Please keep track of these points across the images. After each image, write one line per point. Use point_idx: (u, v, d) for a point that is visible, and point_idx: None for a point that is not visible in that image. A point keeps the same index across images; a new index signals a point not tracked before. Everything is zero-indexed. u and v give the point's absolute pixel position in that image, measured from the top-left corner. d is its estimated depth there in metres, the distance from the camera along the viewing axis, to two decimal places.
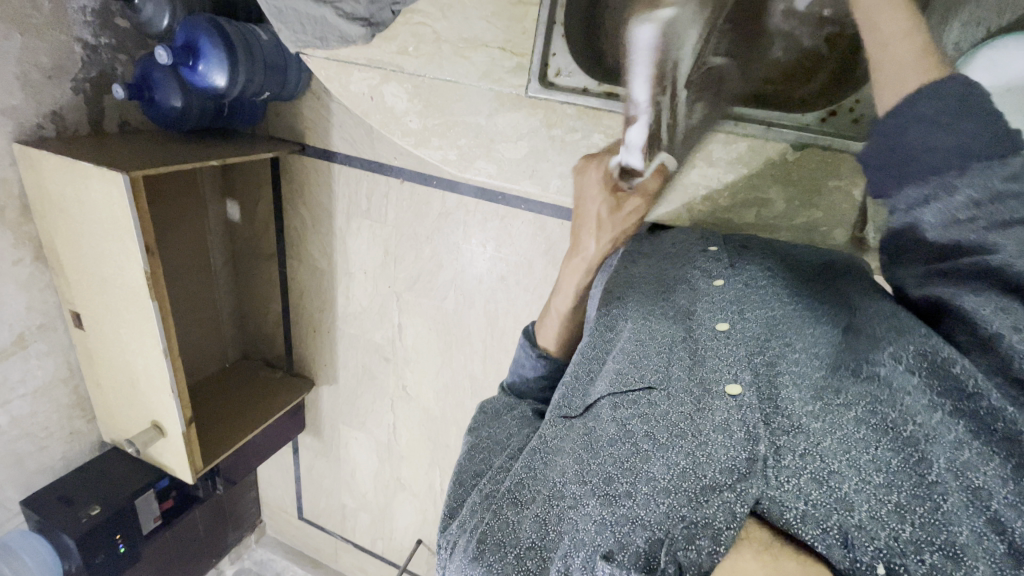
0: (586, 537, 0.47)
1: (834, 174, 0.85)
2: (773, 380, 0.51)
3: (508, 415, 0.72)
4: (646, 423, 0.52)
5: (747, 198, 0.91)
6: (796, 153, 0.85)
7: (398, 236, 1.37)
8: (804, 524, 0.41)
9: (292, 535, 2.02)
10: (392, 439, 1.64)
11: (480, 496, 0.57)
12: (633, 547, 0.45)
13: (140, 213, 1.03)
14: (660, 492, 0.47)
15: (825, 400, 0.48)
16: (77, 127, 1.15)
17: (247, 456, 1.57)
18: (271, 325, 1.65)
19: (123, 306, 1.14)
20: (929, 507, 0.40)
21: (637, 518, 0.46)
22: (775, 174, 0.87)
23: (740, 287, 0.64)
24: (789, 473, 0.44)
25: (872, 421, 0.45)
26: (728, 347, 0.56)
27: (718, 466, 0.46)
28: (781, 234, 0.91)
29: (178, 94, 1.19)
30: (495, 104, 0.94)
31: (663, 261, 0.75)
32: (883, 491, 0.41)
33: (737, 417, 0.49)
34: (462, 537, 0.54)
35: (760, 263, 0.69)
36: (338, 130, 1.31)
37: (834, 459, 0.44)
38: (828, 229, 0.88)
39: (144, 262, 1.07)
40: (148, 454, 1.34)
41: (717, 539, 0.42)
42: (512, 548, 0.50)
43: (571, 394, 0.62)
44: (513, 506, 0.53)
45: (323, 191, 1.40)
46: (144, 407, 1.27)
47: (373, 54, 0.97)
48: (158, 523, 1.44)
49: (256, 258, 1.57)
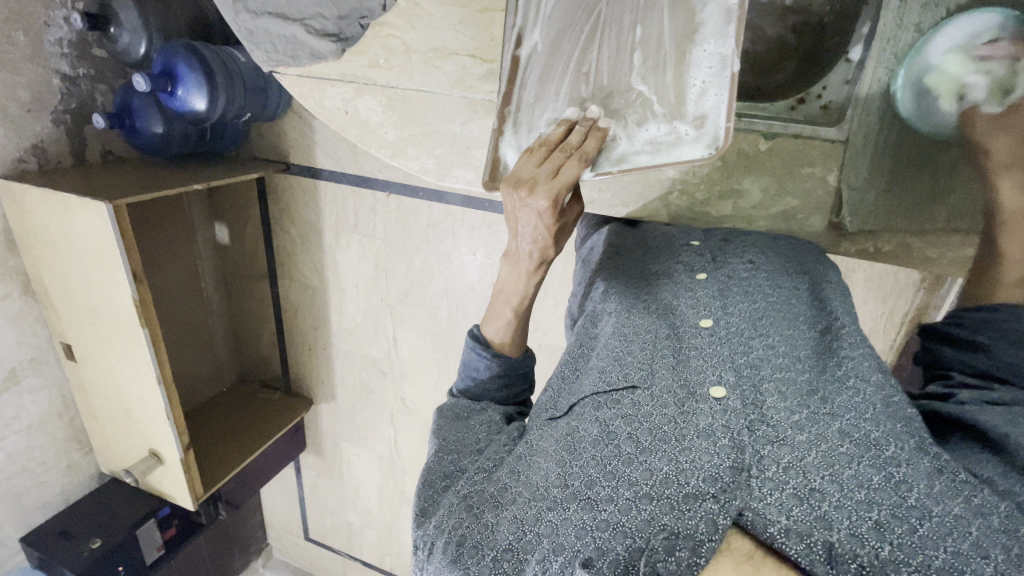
0: (565, 542, 0.46)
1: (809, 161, 0.84)
2: (758, 386, 0.51)
3: (476, 418, 0.65)
4: (629, 425, 0.52)
5: (722, 190, 0.89)
6: (767, 143, 0.85)
7: (388, 249, 1.37)
8: (789, 538, 0.40)
9: (299, 556, 2.00)
10: (394, 453, 1.63)
11: (457, 499, 0.53)
12: (613, 554, 0.43)
13: (126, 241, 1.03)
14: (644, 498, 0.46)
15: (811, 410, 0.49)
16: (60, 160, 1.15)
17: (249, 479, 1.56)
18: (266, 346, 1.65)
19: (114, 335, 1.14)
20: (908, 528, 0.40)
21: (617, 524, 0.45)
22: (747, 163, 0.87)
23: (721, 279, 0.65)
24: (771, 485, 0.44)
25: (855, 436, 0.46)
26: (713, 349, 0.56)
27: (701, 474, 0.46)
28: (759, 224, 0.88)
29: (159, 119, 1.18)
30: (469, 111, 0.94)
31: (647, 255, 0.75)
32: (864, 508, 0.41)
33: (721, 424, 0.49)
34: (438, 539, 0.50)
35: (743, 254, 0.69)
36: (321, 147, 1.31)
37: (816, 476, 0.44)
38: (805, 217, 0.86)
39: (132, 290, 1.06)
40: (147, 483, 1.33)
41: (697, 551, 0.41)
42: (489, 550, 0.48)
43: (557, 396, 0.62)
44: (495, 508, 0.51)
45: (310, 209, 1.41)
46: (140, 436, 1.26)
47: (346, 69, 0.97)
48: (163, 553, 1.42)
49: (247, 279, 1.57)
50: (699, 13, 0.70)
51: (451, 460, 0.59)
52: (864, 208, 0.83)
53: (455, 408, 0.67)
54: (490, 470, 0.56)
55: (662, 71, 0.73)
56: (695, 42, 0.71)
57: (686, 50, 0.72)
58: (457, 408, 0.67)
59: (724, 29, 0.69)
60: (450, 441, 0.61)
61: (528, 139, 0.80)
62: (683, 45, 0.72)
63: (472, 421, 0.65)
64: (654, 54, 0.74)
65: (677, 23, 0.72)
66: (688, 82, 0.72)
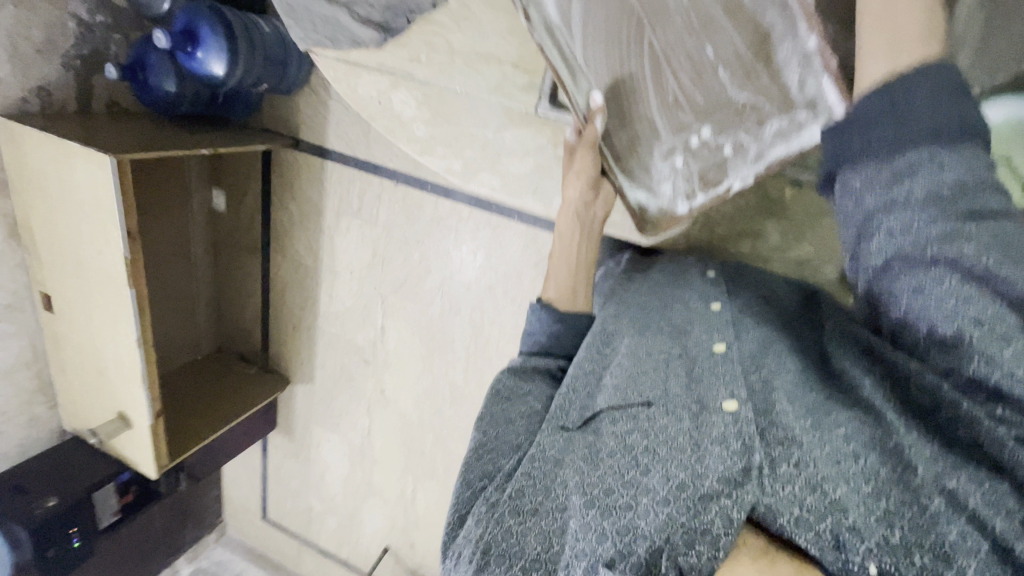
0: (586, 546, 0.47)
1: (828, 215, 0.90)
2: (770, 398, 0.53)
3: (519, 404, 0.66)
4: (646, 438, 0.53)
5: (742, 229, 0.95)
6: (792, 190, 0.90)
7: (388, 238, 1.37)
8: (798, 528, 0.43)
9: (253, 535, 1.97)
10: (365, 442, 1.62)
11: (484, 505, 0.54)
12: (635, 556, 0.45)
13: (125, 197, 1.01)
14: (660, 501, 0.47)
15: (820, 415, 0.51)
16: (64, 104, 1.12)
17: (214, 453, 1.53)
18: (249, 320, 1.62)
19: (98, 291, 1.11)
20: (917, 510, 0.42)
21: (637, 528, 0.47)
22: (769, 208, 0.93)
23: (735, 311, 0.67)
24: (783, 481, 0.46)
25: (861, 437, 0.48)
26: (724, 367, 0.58)
27: (716, 475, 0.47)
28: (774, 266, 0.96)
29: (174, 79, 1.15)
30: (504, 118, 0.98)
31: (664, 283, 0.77)
32: (872, 499, 0.43)
33: (734, 430, 0.50)
34: (464, 549, 0.51)
35: (753, 293, 0.73)
36: (335, 128, 1.30)
37: (825, 466, 0.46)
38: (819, 265, 0.93)
39: (125, 248, 1.04)
40: (111, 445, 1.29)
41: (716, 544, 0.44)
42: (517, 559, 0.49)
43: (568, 402, 0.61)
44: (515, 514, 0.52)
45: (314, 188, 1.39)
46: (111, 397, 1.22)
47: (385, 59, 0.99)
48: (117, 518, 1.39)
49: (238, 249, 1.54)
50: (764, 19, 0.71)
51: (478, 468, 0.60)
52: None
53: (498, 391, 0.68)
54: (508, 475, 0.58)
55: (757, 78, 0.74)
56: (772, 47, 0.72)
57: (769, 54, 0.72)
58: (502, 381, 0.70)
59: (793, 26, 0.70)
60: (485, 439, 0.62)
61: (649, 175, 0.85)
62: (765, 51, 0.72)
63: (510, 415, 0.64)
64: (741, 66, 0.74)
65: (746, 36, 0.72)
66: (785, 78, 0.73)
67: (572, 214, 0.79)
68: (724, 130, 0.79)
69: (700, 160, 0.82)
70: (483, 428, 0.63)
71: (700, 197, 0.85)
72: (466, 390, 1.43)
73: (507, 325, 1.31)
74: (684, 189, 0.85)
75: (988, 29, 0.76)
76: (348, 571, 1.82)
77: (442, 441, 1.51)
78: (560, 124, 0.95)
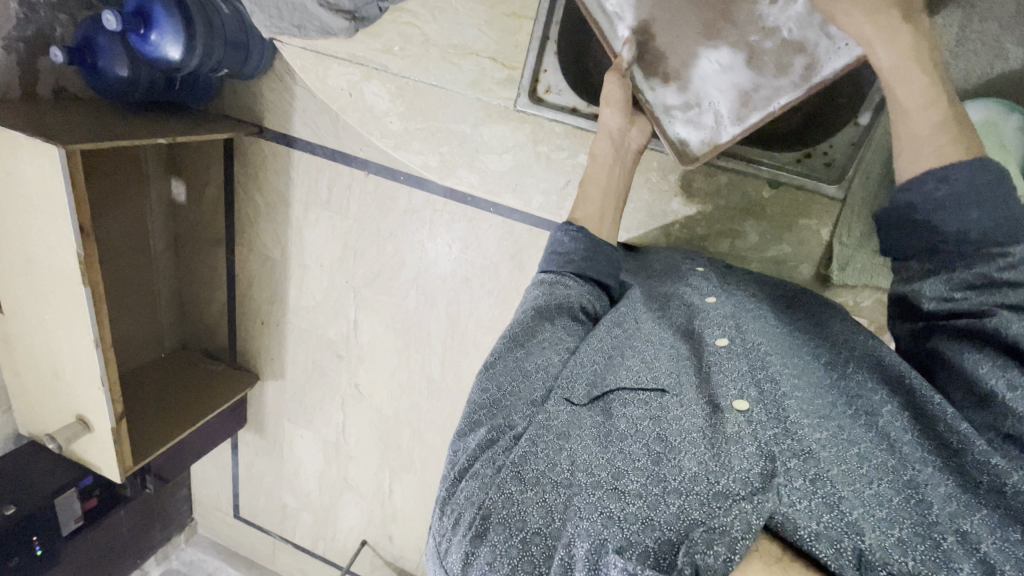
0: (591, 528, 0.46)
1: (805, 214, 0.92)
2: (780, 402, 0.55)
3: (548, 328, 0.65)
4: (657, 425, 0.54)
5: (722, 229, 0.96)
6: (771, 191, 0.92)
7: (359, 231, 1.33)
8: (818, 542, 0.42)
9: (224, 534, 1.92)
10: (340, 438, 1.60)
11: (487, 469, 0.53)
12: (642, 545, 0.44)
13: (77, 191, 0.95)
14: (673, 493, 0.47)
15: (832, 432, 0.54)
16: (8, 90, 1.03)
17: (182, 454, 1.48)
18: (215, 316, 1.56)
19: (50, 290, 1.05)
20: (930, 545, 0.43)
21: (647, 519, 0.46)
22: (749, 208, 0.94)
23: (731, 304, 0.70)
24: (800, 494, 0.46)
25: (873, 461, 0.51)
26: (732, 363, 0.60)
27: (733, 477, 0.48)
28: (752, 265, 0.97)
29: (125, 63, 1.08)
30: (481, 113, 0.96)
31: (652, 278, 0.80)
32: (886, 524, 0.45)
33: (749, 432, 0.52)
34: (465, 511, 0.51)
35: (747, 288, 0.76)
36: (300, 116, 1.25)
37: (842, 487, 0.47)
38: (796, 264, 0.95)
39: (78, 245, 0.98)
40: (71, 451, 1.24)
41: (734, 546, 0.41)
42: (518, 530, 0.48)
43: (574, 374, 0.60)
44: (518, 482, 0.50)
45: (281, 178, 1.34)
46: (68, 400, 1.17)
47: (355, 49, 0.97)
48: (80, 524, 1.34)
49: (202, 243, 1.48)
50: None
51: (479, 421, 0.58)
52: (851, 264, 0.90)
53: (515, 329, 0.65)
54: (518, 438, 0.55)
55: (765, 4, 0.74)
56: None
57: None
58: (523, 322, 0.65)
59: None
60: (490, 395, 0.60)
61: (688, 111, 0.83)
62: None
63: (525, 366, 0.61)
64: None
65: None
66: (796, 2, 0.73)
67: (609, 137, 0.82)
68: (774, 56, 0.77)
69: (741, 84, 0.79)
70: (494, 378, 0.61)
71: (750, 117, 0.80)
72: (443, 383, 1.42)
73: (484, 319, 1.30)
74: (729, 111, 0.81)
75: (965, 31, 0.79)
76: (325, 566, 1.81)
77: (419, 435, 1.50)
78: (540, 119, 0.94)
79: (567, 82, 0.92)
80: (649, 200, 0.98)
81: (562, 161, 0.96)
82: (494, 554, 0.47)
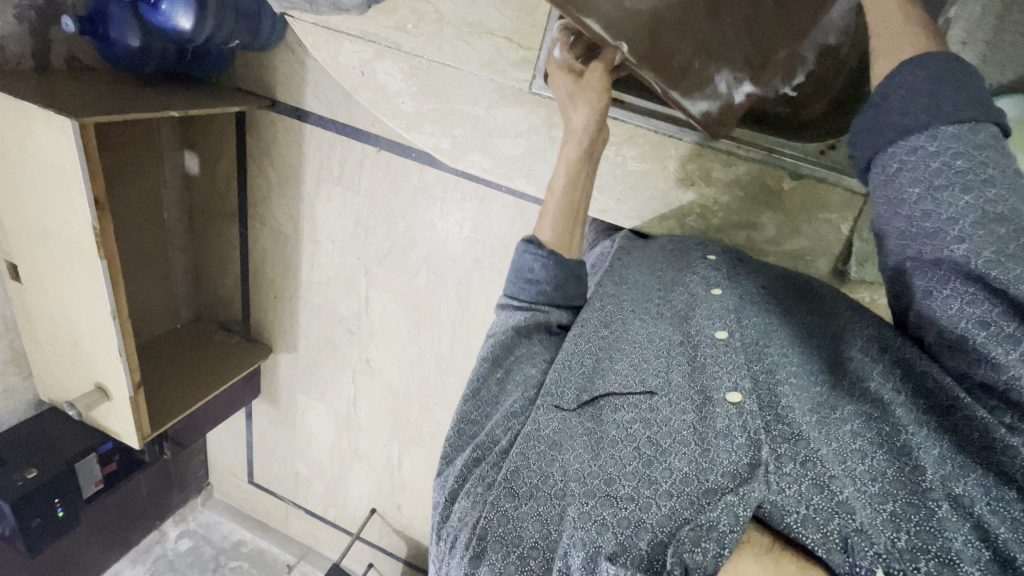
0: (585, 536, 0.48)
1: (825, 208, 0.91)
2: (773, 391, 0.55)
3: (520, 349, 0.68)
4: (648, 428, 0.55)
5: (739, 220, 0.95)
6: (791, 181, 0.91)
7: (371, 207, 1.32)
8: (804, 528, 0.44)
9: (239, 498, 1.99)
10: (351, 411, 1.63)
11: (478, 487, 0.55)
12: (636, 549, 0.46)
13: (92, 165, 0.95)
14: (663, 494, 0.49)
15: (823, 415, 0.53)
16: (20, 61, 1.02)
17: (197, 423, 1.52)
18: (228, 288, 1.58)
19: (67, 262, 1.06)
20: (924, 514, 0.44)
21: (639, 522, 0.48)
22: (768, 199, 0.93)
23: (737, 300, 0.66)
24: (790, 479, 0.47)
25: (868, 435, 0.51)
26: (727, 356, 0.58)
27: (720, 470, 0.49)
28: (769, 258, 0.96)
29: (138, 34, 1.07)
30: (495, 96, 0.96)
31: (660, 260, 0.78)
32: (879, 500, 0.46)
33: (739, 424, 0.52)
34: (461, 531, 0.52)
35: (753, 280, 0.73)
36: (313, 88, 1.23)
37: (832, 465, 0.48)
38: (813, 259, 0.94)
39: (93, 218, 0.99)
40: (91, 417, 1.27)
41: (722, 542, 0.43)
42: (514, 547, 0.49)
43: (562, 381, 0.61)
44: (512, 498, 0.52)
45: (293, 152, 1.33)
46: (87, 369, 1.19)
47: (368, 26, 0.97)
48: (100, 487, 1.40)
49: (214, 215, 1.48)
50: None
51: (468, 443, 0.62)
52: (870, 260, 0.90)
53: (491, 348, 0.67)
54: (505, 452, 0.57)
55: None
56: None
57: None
58: (499, 341, 0.68)
59: None
60: (476, 422, 0.63)
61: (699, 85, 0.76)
62: None
63: (507, 389, 0.65)
64: None
65: None
66: None
67: (584, 133, 0.77)
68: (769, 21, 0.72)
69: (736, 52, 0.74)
70: (478, 407, 0.64)
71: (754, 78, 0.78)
72: (452, 361, 1.43)
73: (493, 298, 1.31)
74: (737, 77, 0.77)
75: (1004, 23, 0.75)
76: (335, 532, 1.87)
77: (428, 410, 1.52)
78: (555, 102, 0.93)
79: None
80: (664, 185, 0.96)
81: None
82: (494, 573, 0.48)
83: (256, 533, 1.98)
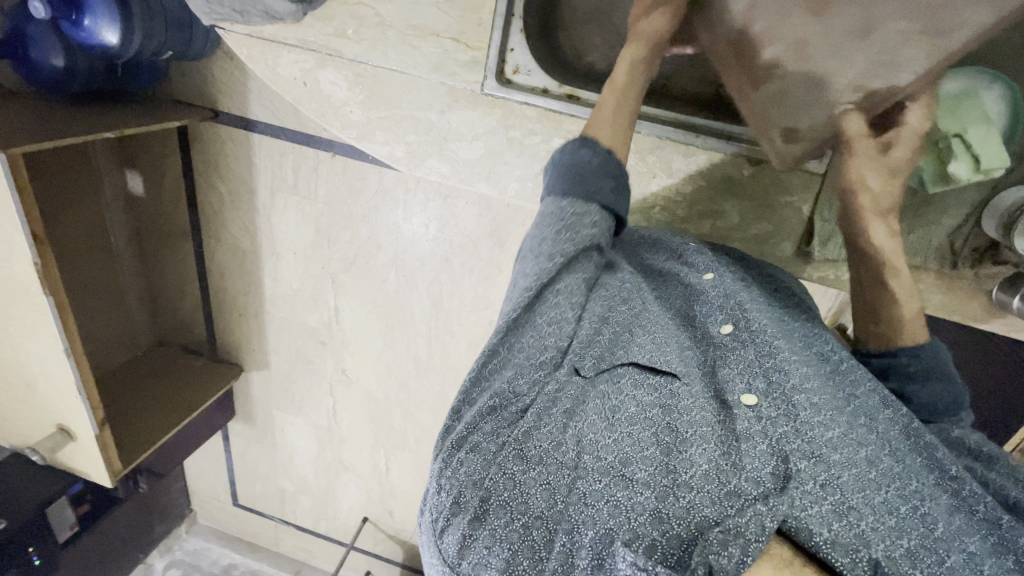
0: (599, 518, 0.46)
1: (786, 192, 0.93)
2: (788, 398, 0.56)
3: (564, 278, 0.64)
4: (667, 414, 0.54)
5: (704, 210, 0.96)
6: (750, 169, 0.92)
7: (330, 214, 1.28)
8: (833, 550, 0.43)
9: (225, 522, 1.94)
10: (332, 422, 1.60)
11: (490, 444, 0.52)
12: (648, 538, 0.44)
13: (25, 198, 0.89)
14: (682, 486, 0.48)
15: (846, 432, 0.54)
16: None
17: (171, 452, 1.47)
18: (189, 310, 1.52)
19: (9, 303, 1.00)
20: (936, 560, 0.45)
21: (656, 510, 0.46)
22: (729, 188, 0.94)
23: (726, 282, 0.70)
24: (811, 497, 0.47)
25: (881, 466, 0.51)
26: (738, 354, 0.61)
27: (745, 476, 0.49)
28: (734, 244, 0.98)
29: (61, 52, 0.98)
30: (447, 99, 0.95)
31: (636, 247, 0.81)
32: (896, 534, 0.46)
33: (758, 428, 0.53)
34: (464, 484, 0.50)
35: (737, 271, 0.75)
36: (257, 95, 1.18)
37: (852, 494, 0.48)
38: (777, 242, 0.96)
39: (32, 254, 0.92)
40: (56, 460, 1.21)
41: (746, 548, 0.41)
42: (520, 515, 0.47)
43: (581, 349, 0.60)
44: (520, 461, 0.50)
45: (241, 162, 1.27)
46: (45, 411, 1.13)
47: (305, 34, 0.94)
48: (75, 529, 1.35)
49: (166, 236, 1.42)
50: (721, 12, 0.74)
51: (477, 392, 0.58)
52: (833, 240, 0.91)
53: (540, 273, 0.63)
54: (519, 411, 0.55)
55: None
56: None
57: None
58: (548, 267, 0.63)
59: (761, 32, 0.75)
60: (491, 363, 0.59)
61: None
62: None
63: (532, 329, 0.61)
64: None
65: None
66: None
67: (632, 66, 0.80)
68: None
69: None
70: (497, 345, 0.60)
71: None
72: (431, 364, 1.42)
73: (467, 297, 1.29)
74: None
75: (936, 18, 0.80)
76: (328, 544, 1.84)
77: (411, 414, 1.51)
78: (508, 101, 0.93)
79: (536, 62, 0.92)
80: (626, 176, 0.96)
81: (536, 146, 0.96)
82: (494, 538, 0.47)
83: (246, 554, 1.94)
